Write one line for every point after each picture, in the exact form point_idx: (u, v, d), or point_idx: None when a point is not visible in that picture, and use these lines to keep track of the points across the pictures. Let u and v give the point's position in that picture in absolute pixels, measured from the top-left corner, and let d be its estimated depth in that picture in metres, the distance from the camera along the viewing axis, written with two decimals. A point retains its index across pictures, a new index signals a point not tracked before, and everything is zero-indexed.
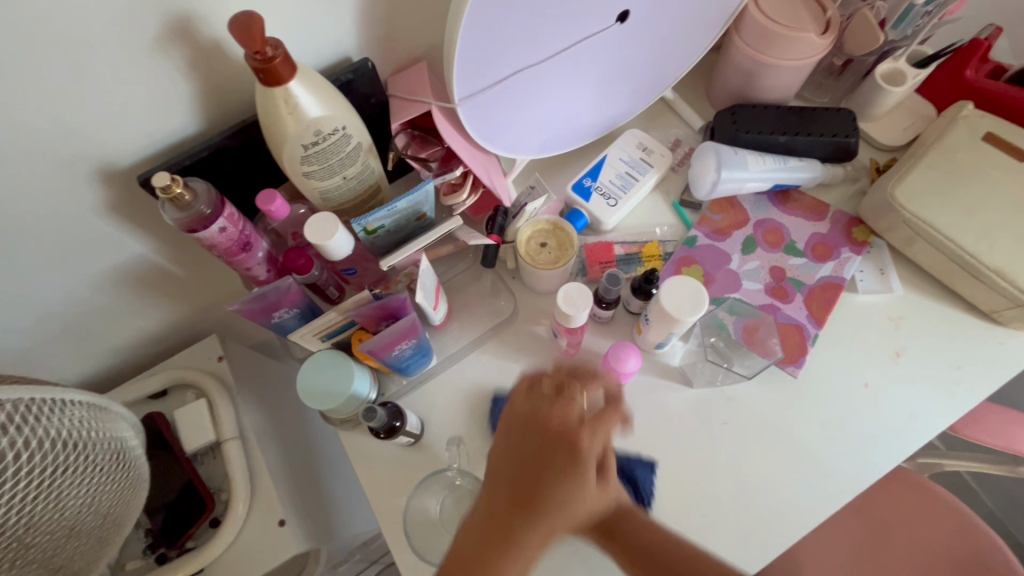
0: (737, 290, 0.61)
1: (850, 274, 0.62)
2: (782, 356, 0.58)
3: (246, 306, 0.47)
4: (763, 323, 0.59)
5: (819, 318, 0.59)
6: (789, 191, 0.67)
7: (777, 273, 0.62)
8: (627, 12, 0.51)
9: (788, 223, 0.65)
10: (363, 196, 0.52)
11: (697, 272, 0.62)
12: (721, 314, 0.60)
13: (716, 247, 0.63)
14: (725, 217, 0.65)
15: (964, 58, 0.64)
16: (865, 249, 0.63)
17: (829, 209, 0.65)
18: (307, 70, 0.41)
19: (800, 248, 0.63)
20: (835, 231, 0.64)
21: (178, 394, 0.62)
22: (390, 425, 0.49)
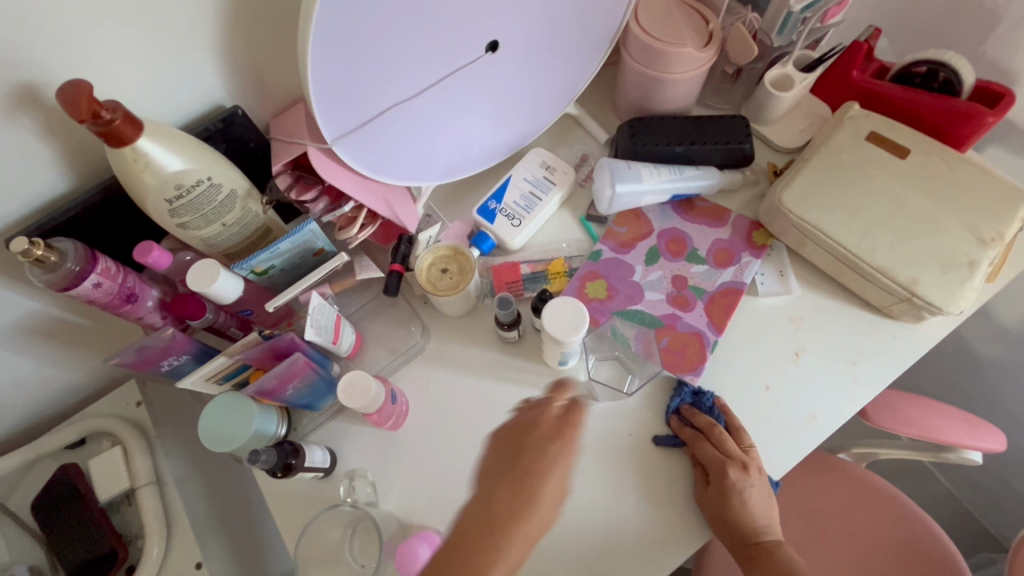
0: (641, 301, 0.62)
1: (750, 278, 0.63)
2: (682, 366, 0.59)
3: (133, 358, 0.47)
4: (663, 335, 0.60)
5: (719, 325, 0.60)
6: (692, 199, 0.68)
7: (679, 282, 0.63)
8: (496, 42, 0.52)
9: (691, 232, 0.66)
10: (251, 238, 0.52)
11: (601, 286, 0.63)
12: (622, 328, 0.61)
13: (620, 260, 0.64)
14: (630, 229, 0.66)
15: (849, 60, 0.66)
16: (764, 252, 0.64)
17: (730, 214, 0.66)
18: (159, 127, 0.42)
19: (702, 256, 0.64)
20: (735, 236, 0.65)
21: (95, 442, 0.62)
22: (285, 463, 0.50)
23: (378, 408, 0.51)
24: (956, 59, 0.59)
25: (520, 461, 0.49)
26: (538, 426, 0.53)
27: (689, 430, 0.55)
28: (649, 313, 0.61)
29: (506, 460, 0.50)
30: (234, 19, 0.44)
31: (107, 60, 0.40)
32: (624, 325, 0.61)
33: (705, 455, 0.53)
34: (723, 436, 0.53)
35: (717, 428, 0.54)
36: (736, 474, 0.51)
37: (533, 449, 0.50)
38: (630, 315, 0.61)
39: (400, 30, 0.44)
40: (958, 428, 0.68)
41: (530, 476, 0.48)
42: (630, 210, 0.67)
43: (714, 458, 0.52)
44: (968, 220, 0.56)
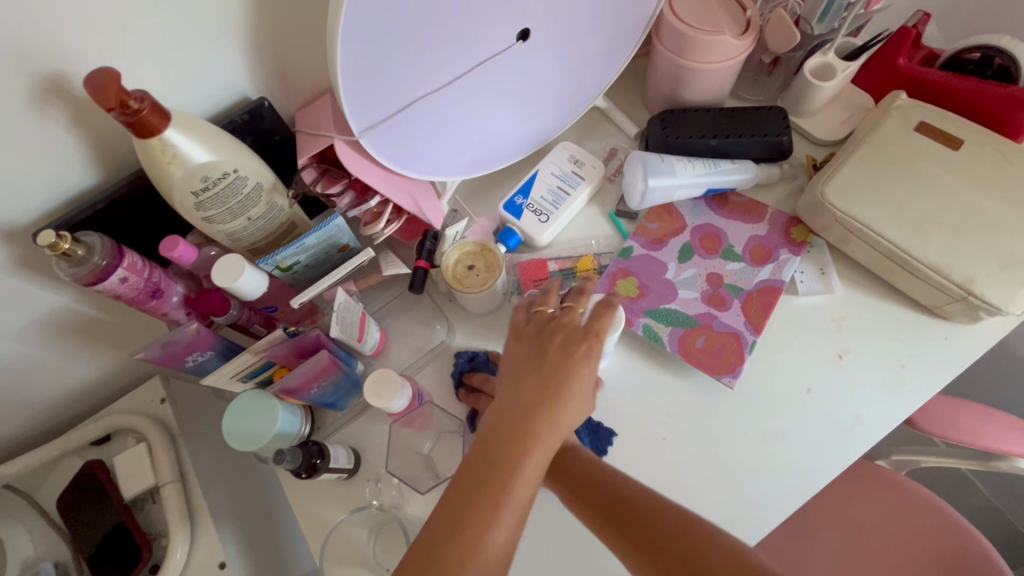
0: (674, 298, 0.59)
1: (790, 276, 0.60)
2: (719, 367, 0.56)
3: (159, 353, 0.47)
4: (697, 334, 0.57)
5: (757, 324, 0.57)
6: (726, 194, 0.65)
7: (714, 280, 0.60)
8: (527, 29, 0.51)
9: (725, 228, 0.63)
10: (276, 232, 0.52)
11: (632, 284, 0.60)
12: (656, 326, 0.58)
13: (652, 257, 0.62)
14: (662, 225, 0.63)
15: (895, 48, 0.62)
16: (804, 249, 0.61)
17: (767, 210, 0.64)
18: (186, 118, 0.41)
19: (737, 253, 0.61)
20: (773, 232, 0.62)
21: (121, 439, 0.62)
22: (310, 464, 0.49)
23: (403, 408, 0.50)
24: (1013, 43, 0.57)
25: (542, 367, 0.42)
26: (525, 336, 0.44)
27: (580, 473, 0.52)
28: (683, 312, 0.58)
29: (529, 372, 0.42)
30: (261, 7, 0.43)
31: (134, 47, 0.40)
32: (658, 325, 0.58)
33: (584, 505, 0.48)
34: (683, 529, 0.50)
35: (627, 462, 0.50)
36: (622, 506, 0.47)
37: (557, 348, 0.42)
38: (663, 314, 0.58)
39: (430, 16, 0.42)
40: (1007, 434, 0.64)
41: (557, 373, 0.41)
42: (661, 205, 0.64)
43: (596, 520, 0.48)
44: None
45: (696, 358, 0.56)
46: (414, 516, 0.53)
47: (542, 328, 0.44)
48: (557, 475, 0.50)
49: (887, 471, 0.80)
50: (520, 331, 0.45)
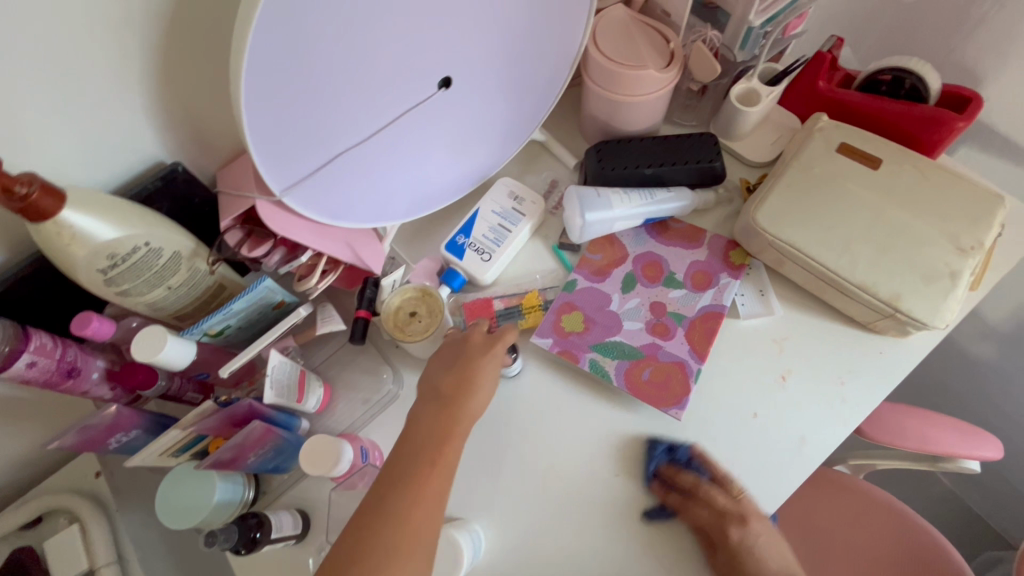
0: (619, 330, 0.59)
1: (731, 299, 0.61)
2: (666, 399, 0.56)
3: (75, 440, 0.44)
4: (642, 366, 0.57)
5: (700, 352, 0.58)
6: (666, 220, 0.65)
7: (658, 309, 0.60)
8: (448, 77, 0.51)
9: (667, 254, 0.63)
10: (202, 296, 0.50)
11: (578, 319, 0.60)
12: (602, 360, 0.58)
13: (596, 289, 0.61)
14: (605, 256, 0.63)
15: (814, 72, 0.65)
16: (743, 272, 0.62)
17: (705, 234, 0.64)
18: (87, 195, 0.39)
19: (679, 280, 0.62)
20: (713, 256, 0.63)
21: (52, 519, 0.59)
22: (250, 538, 0.47)
23: (346, 469, 0.48)
24: (921, 65, 0.59)
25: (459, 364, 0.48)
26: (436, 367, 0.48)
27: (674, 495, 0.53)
28: (629, 344, 0.58)
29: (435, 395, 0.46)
30: (165, 75, 0.42)
31: (26, 127, 0.38)
32: (605, 359, 0.58)
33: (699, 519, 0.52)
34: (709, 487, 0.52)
35: (703, 485, 0.53)
36: (736, 531, 0.50)
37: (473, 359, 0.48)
38: (609, 347, 0.58)
39: (340, 73, 0.42)
40: (953, 437, 0.66)
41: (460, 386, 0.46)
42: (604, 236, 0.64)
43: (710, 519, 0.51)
44: (946, 229, 0.55)
45: (643, 391, 0.56)
46: None
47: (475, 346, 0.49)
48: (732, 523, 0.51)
49: (842, 474, 0.81)
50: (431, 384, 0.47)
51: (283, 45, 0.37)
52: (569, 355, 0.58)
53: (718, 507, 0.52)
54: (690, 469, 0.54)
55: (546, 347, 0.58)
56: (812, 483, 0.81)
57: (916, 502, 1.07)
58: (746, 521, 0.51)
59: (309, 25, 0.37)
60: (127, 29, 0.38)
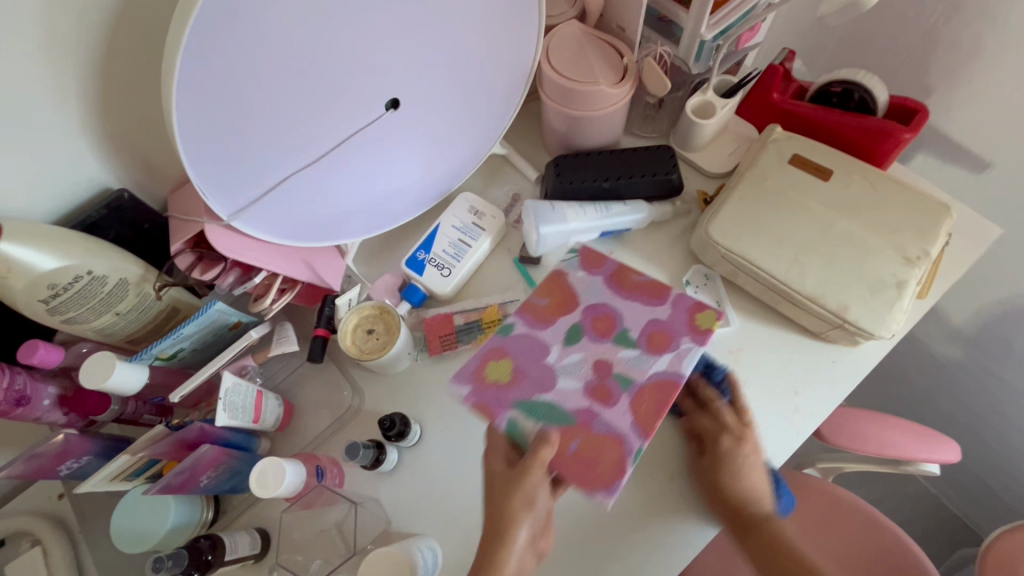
0: (552, 387, 0.48)
1: (691, 370, 0.48)
2: (593, 481, 0.45)
3: (24, 469, 0.44)
4: (574, 436, 0.46)
5: (646, 426, 0.46)
6: (627, 270, 0.52)
7: (602, 368, 0.48)
8: (396, 99, 0.51)
9: (621, 307, 0.51)
10: (154, 320, 0.50)
11: (506, 367, 0.50)
12: (524, 421, 0.47)
13: (537, 337, 0.50)
14: (551, 301, 0.52)
15: (768, 84, 0.66)
16: (711, 338, 0.49)
17: (673, 289, 0.51)
18: (25, 227, 0.39)
19: (632, 338, 0.49)
20: (678, 317, 0.50)
21: (14, 543, 0.59)
22: (202, 561, 0.47)
23: (299, 488, 0.49)
24: (869, 78, 0.60)
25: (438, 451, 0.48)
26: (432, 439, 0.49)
27: (689, 401, 0.57)
28: (560, 405, 0.47)
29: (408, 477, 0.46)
30: (104, 105, 0.42)
31: None
32: (527, 421, 0.47)
33: (701, 426, 0.56)
34: (721, 410, 0.55)
35: (716, 402, 0.56)
36: (727, 441, 0.54)
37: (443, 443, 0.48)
38: (536, 407, 0.48)
39: (278, 101, 0.42)
40: (910, 441, 0.67)
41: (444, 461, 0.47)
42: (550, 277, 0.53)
43: (709, 429, 0.55)
44: (892, 240, 0.56)
45: (567, 465, 0.45)
46: None
47: (509, 475, 0.46)
48: (727, 436, 0.54)
49: (811, 477, 0.82)
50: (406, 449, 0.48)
51: (213, 78, 0.37)
52: (485, 410, 0.48)
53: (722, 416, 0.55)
54: (715, 386, 0.57)
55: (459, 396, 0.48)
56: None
57: (891, 500, 1.08)
58: (741, 438, 0.54)
59: (239, 57, 0.37)
60: (60, 62, 0.38)
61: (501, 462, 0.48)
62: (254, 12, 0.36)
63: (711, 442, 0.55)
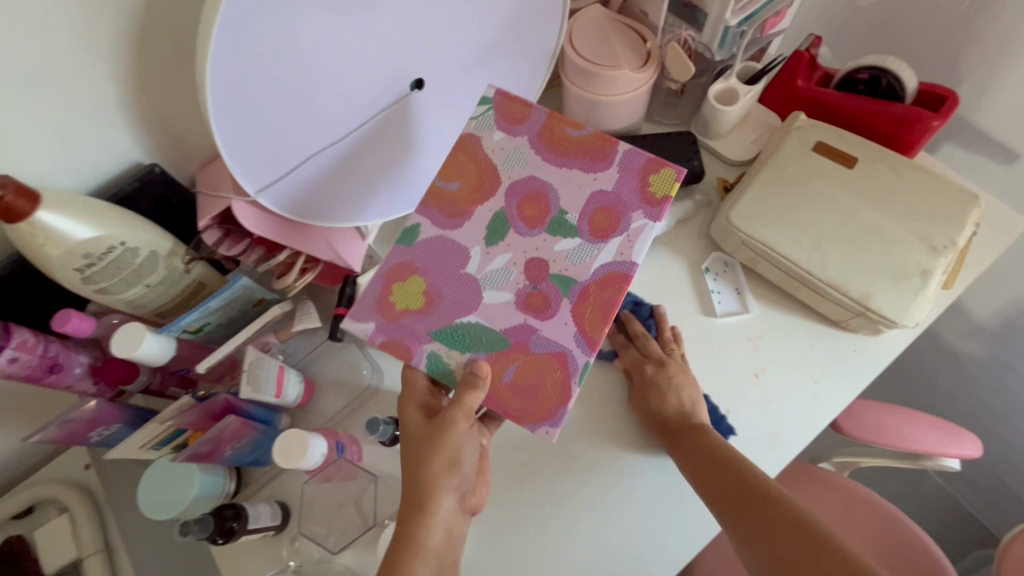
0: (475, 309, 0.46)
1: (644, 253, 0.46)
2: (534, 412, 0.44)
3: (58, 434, 0.46)
4: (508, 360, 0.45)
5: (590, 338, 0.45)
6: (559, 124, 0.50)
7: (537, 269, 0.46)
8: (420, 79, 0.52)
9: (556, 182, 0.48)
10: (182, 294, 0.51)
11: (415, 287, 0.47)
12: (444, 352, 0.46)
13: (446, 240, 0.48)
14: (463, 186, 0.49)
15: (792, 71, 0.65)
16: (663, 210, 0.47)
17: (617, 149, 0.49)
18: (62, 197, 0.40)
19: (571, 222, 0.47)
20: (625, 185, 0.48)
21: (43, 511, 0.61)
22: (225, 528, 0.49)
23: (320, 463, 0.50)
24: (897, 65, 0.59)
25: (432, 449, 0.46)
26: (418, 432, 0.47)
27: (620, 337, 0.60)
28: (487, 328, 0.46)
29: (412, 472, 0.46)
30: (138, 79, 0.43)
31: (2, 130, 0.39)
32: (449, 351, 0.46)
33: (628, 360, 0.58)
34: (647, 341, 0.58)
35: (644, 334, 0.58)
36: (650, 367, 0.56)
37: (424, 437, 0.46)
38: (458, 336, 0.46)
39: (300, 91, 0.43)
40: (928, 434, 0.66)
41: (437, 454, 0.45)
42: (454, 152, 0.50)
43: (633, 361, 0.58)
44: (917, 228, 0.55)
45: (504, 400, 0.44)
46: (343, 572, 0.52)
47: (430, 427, 0.46)
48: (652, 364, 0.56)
49: (826, 471, 0.81)
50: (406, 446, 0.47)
51: (238, 78, 0.39)
52: (398, 348, 0.46)
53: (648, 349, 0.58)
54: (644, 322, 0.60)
55: (366, 335, 0.47)
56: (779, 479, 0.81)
57: (906, 499, 1.07)
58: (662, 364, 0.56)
59: (257, 52, 0.39)
60: (99, 35, 0.39)
61: (419, 414, 0.47)
62: (258, 9, 0.37)
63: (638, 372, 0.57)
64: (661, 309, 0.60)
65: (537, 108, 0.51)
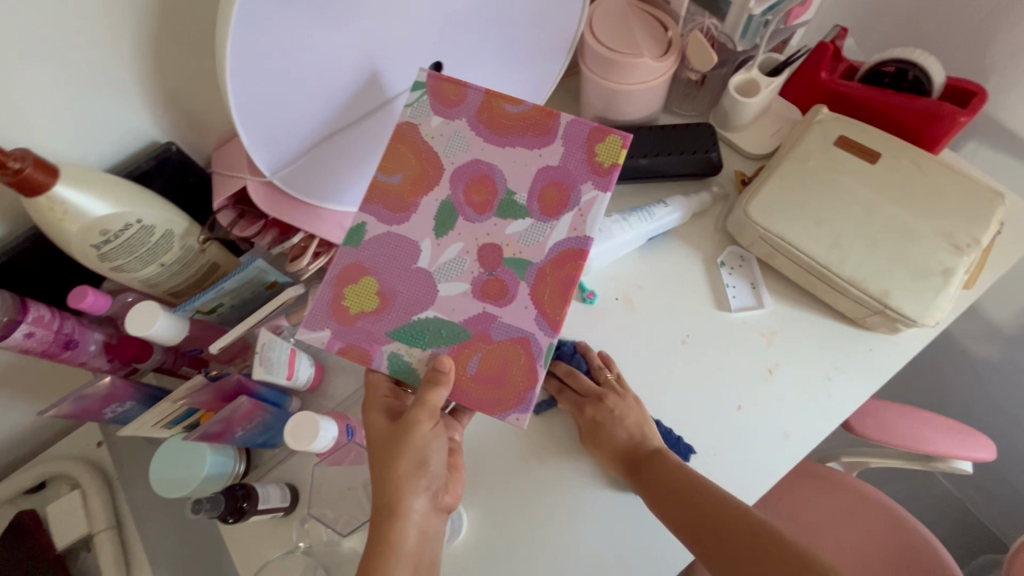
0: (432, 304, 0.43)
1: (598, 222, 0.44)
2: (502, 402, 0.42)
3: (72, 409, 0.46)
4: (469, 352, 0.42)
5: (553, 320, 0.42)
6: (497, 100, 0.46)
7: (489, 255, 0.44)
8: (438, 63, 0.51)
9: (500, 161, 0.45)
10: (196, 274, 0.51)
11: (364, 289, 0.44)
12: (403, 353, 0.43)
13: (392, 235, 0.44)
14: (407, 177, 0.45)
15: (816, 62, 0.64)
16: (613, 176, 0.44)
17: (559, 118, 0.45)
18: (80, 172, 0.40)
19: (521, 203, 0.44)
20: (571, 157, 0.44)
21: (55, 486, 0.61)
22: (236, 508, 0.50)
23: (330, 447, 0.49)
24: (925, 58, 0.58)
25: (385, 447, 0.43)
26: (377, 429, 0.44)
27: (554, 382, 0.57)
28: (447, 322, 0.43)
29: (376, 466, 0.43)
30: (157, 56, 0.42)
31: (22, 103, 0.39)
32: (409, 352, 0.43)
33: (570, 404, 0.56)
34: (580, 379, 0.56)
35: (575, 373, 0.56)
36: (612, 401, 0.54)
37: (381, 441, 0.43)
38: (415, 334, 0.43)
39: (320, 71, 0.43)
40: (941, 436, 0.65)
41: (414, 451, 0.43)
42: (390, 142, 0.46)
43: (575, 403, 0.55)
44: (941, 226, 0.54)
45: (470, 393, 0.42)
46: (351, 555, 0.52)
47: (393, 430, 0.43)
48: (591, 404, 0.54)
49: (834, 471, 0.81)
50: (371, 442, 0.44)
51: (247, 62, 0.38)
52: (355, 353, 0.43)
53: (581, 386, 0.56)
54: (571, 360, 0.58)
55: (322, 343, 0.43)
56: (788, 477, 0.81)
57: (913, 502, 1.06)
58: (601, 400, 0.54)
59: (279, 30, 0.38)
60: (120, 9, 0.39)
61: (383, 415, 0.44)
62: None
63: (581, 416, 0.55)
64: (583, 342, 0.59)
65: (472, 86, 0.46)
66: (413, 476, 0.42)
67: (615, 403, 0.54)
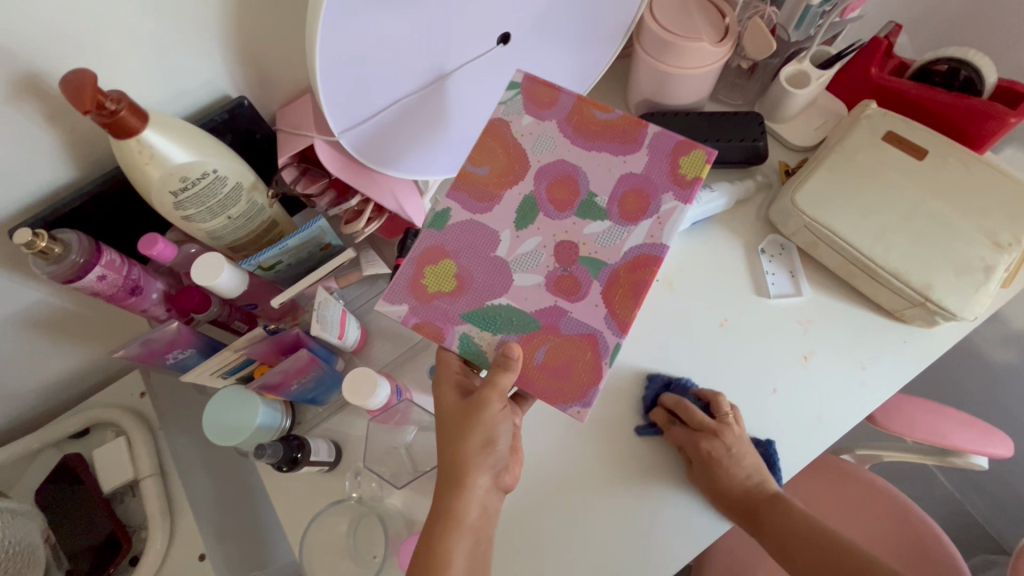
0: (506, 292, 0.44)
1: (676, 229, 0.44)
2: (566, 393, 0.43)
3: (139, 351, 0.48)
4: (539, 344, 0.43)
5: (620, 322, 0.43)
6: (588, 107, 0.47)
7: (565, 251, 0.45)
8: (508, 33, 0.52)
9: (586, 164, 0.46)
10: (255, 231, 0.52)
11: (443, 273, 0.45)
12: (475, 335, 0.44)
13: (477, 223, 0.46)
14: (494, 170, 0.47)
15: (867, 57, 0.64)
16: (695, 188, 0.45)
17: (647, 130, 0.46)
18: (165, 118, 0.41)
19: (602, 205, 0.45)
20: (655, 166, 0.45)
21: (99, 433, 0.63)
22: (291, 457, 0.51)
23: (382, 406, 0.51)
24: (978, 58, 0.58)
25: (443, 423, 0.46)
26: (444, 404, 0.46)
27: (666, 418, 0.56)
28: (520, 310, 0.44)
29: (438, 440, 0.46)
30: (239, 12, 0.43)
31: (111, 49, 0.40)
32: (482, 334, 0.44)
33: (677, 436, 0.55)
34: (692, 409, 0.55)
35: (685, 401, 0.56)
36: (706, 442, 0.53)
37: (448, 426, 0.45)
38: (489, 319, 0.44)
39: (399, 32, 0.43)
40: (962, 431, 0.67)
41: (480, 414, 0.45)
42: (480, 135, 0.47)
43: (687, 437, 0.54)
44: (985, 224, 0.55)
45: (535, 380, 0.43)
46: (396, 509, 0.53)
47: (463, 406, 0.45)
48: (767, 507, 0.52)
49: (848, 464, 0.83)
50: (438, 411, 0.47)
51: (337, 22, 0.38)
52: (430, 329, 0.44)
53: (699, 420, 0.54)
54: (675, 390, 0.58)
55: (399, 316, 0.45)
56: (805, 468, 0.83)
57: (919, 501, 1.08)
58: (718, 434, 0.53)
59: None
60: None
61: (455, 393, 0.46)
62: None
63: (692, 448, 0.54)
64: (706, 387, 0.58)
65: (565, 90, 0.48)
66: (479, 414, 0.44)
67: (733, 439, 0.54)
